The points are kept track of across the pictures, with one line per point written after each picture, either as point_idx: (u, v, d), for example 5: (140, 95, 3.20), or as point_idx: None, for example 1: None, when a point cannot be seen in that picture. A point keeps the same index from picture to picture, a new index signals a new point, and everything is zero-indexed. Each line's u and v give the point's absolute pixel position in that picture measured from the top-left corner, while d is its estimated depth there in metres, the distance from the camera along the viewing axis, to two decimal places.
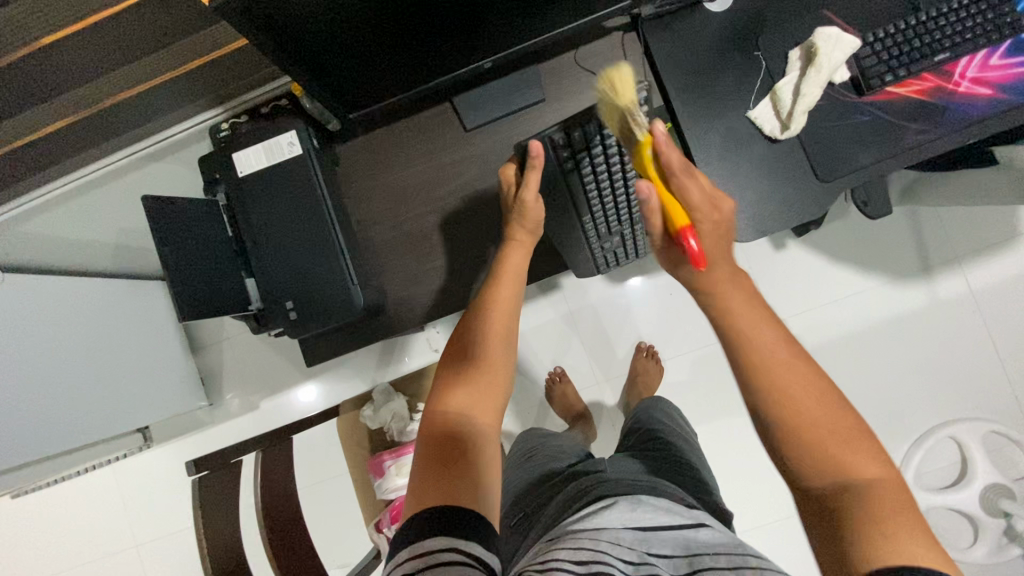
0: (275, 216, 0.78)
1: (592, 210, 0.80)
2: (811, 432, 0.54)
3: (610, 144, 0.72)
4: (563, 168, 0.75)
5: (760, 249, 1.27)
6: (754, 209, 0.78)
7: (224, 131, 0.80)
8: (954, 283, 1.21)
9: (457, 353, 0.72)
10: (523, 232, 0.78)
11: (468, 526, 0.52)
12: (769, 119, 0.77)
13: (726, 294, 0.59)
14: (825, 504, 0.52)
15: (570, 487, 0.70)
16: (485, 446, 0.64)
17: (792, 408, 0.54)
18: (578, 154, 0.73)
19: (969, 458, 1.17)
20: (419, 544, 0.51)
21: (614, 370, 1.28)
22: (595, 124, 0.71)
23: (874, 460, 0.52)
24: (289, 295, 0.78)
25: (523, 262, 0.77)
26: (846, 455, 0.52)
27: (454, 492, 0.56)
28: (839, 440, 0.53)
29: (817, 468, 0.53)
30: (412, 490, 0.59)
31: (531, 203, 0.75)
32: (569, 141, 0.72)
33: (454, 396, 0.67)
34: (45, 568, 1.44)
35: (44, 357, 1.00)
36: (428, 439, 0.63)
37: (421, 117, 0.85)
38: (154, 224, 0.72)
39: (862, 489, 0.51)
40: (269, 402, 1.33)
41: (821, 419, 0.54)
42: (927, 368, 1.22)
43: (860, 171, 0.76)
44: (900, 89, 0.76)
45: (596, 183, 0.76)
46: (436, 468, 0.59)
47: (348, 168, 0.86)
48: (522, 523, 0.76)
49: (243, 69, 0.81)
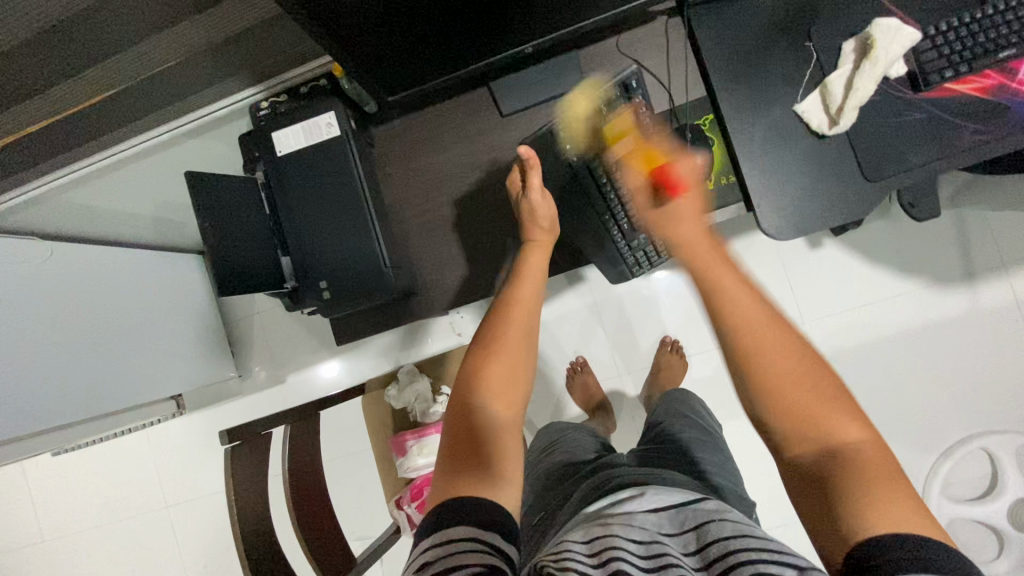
0: (310, 195, 0.79)
1: (609, 202, 0.82)
2: (789, 392, 0.54)
3: (610, 132, 0.78)
4: (568, 157, 0.82)
5: (795, 247, 1.24)
6: (797, 205, 0.76)
7: (263, 110, 0.81)
8: (997, 290, 1.16)
9: (476, 343, 0.72)
10: (540, 232, 0.79)
11: (486, 513, 0.53)
12: (817, 113, 0.74)
13: (697, 242, 0.69)
14: (815, 471, 0.50)
15: (591, 480, 0.70)
16: (508, 436, 0.65)
17: (782, 381, 0.54)
18: (584, 144, 0.81)
19: (1000, 470, 1.13)
20: (442, 531, 0.52)
21: (636, 362, 1.28)
22: (593, 111, 0.79)
23: (856, 419, 0.52)
24: (324, 274, 0.79)
25: (543, 261, 0.78)
26: (826, 413, 0.52)
27: (474, 484, 0.57)
28: (817, 403, 0.53)
29: (799, 429, 0.53)
30: (438, 483, 0.60)
31: (538, 198, 0.77)
32: (576, 133, 0.81)
33: (470, 383, 0.68)
34: (85, 522, 1.52)
35: (85, 323, 1.04)
36: (450, 435, 0.64)
37: (458, 100, 0.84)
38: (199, 201, 0.72)
39: (847, 452, 0.50)
40: (295, 375, 1.37)
41: (796, 375, 0.55)
42: (961, 376, 1.18)
43: (910, 171, 0.73)
44: (957, 86, 0.72)
45: (603, 172, 0.81)
46: (461, 463, 0.60)
47: (382, 151, 0.87)
48: (544, 521, 0.76)
49: (265, 46, 0.73)
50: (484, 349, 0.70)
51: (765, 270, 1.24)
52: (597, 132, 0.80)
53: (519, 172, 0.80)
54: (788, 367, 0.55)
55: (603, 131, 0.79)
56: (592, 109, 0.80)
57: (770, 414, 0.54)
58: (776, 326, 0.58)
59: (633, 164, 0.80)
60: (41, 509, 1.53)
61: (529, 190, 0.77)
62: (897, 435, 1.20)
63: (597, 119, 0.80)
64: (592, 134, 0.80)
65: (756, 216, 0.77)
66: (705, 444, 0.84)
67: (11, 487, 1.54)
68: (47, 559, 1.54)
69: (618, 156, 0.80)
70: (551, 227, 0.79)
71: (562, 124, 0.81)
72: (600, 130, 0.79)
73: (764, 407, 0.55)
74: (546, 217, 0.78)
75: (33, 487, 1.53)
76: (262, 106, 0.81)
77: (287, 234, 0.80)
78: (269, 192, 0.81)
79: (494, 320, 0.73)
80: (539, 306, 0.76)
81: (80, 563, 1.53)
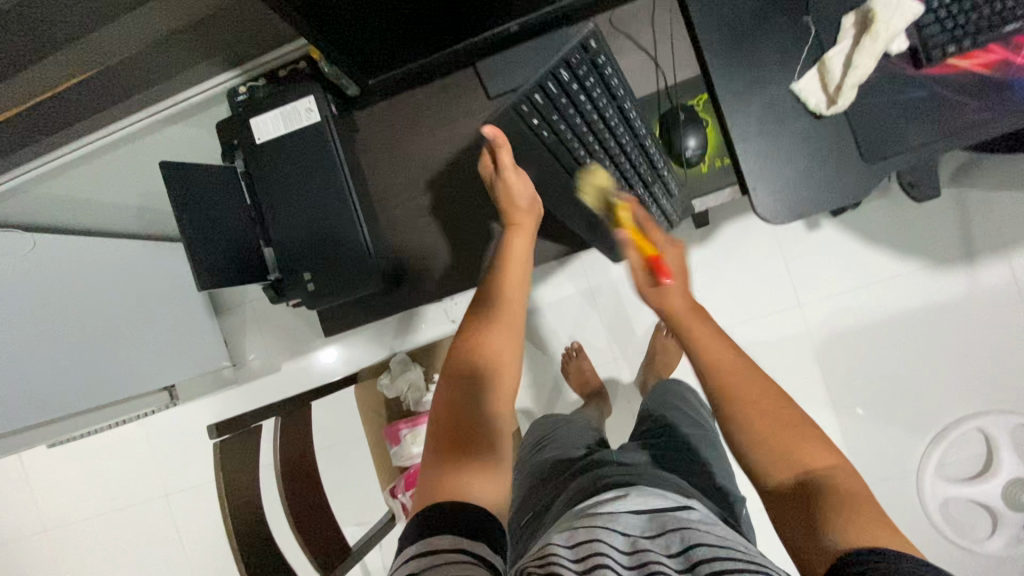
0: (292, 185, 0.76)
1: (595, 178, 0.78)
2: (761, 426, 0.60)
3: (580, 103, 0.73)
4: (542, 138, 0.75)
5: (792, 228, 1.22)
6: (792, 189, 0.74)
7: (240, 95, 0.77)
8: (997, 270, 1.14)
9: (459, 338, 0.71)
10: (521, 214, 0.77)
11: (468, 522, 0.52)
12: (815, 92, 0.71)
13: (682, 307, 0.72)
14: (795, 499, 0.55)
15: (578, 481, 0.69)
16: (496, 434, 0.64)
17: (760, 419, 0.60)
18: (553, 119, 0.73)
19: (995, 450, 1.13)
20: (424, 540, 0.50)
21: (631, 348, 1.27)
22: (554, 81, 0.71)
23: (823, 448, 0.58)
24: (308, 266, 0.78)
25: (527, 245, 0.76)
26: (797, 446, 0.58)
27: (460, 483, 0.56)
28: (790, 437, 0.59)
29: (774, 461, 0.58)
30: (422, 482, 0.59)
31: (513, 177, 0.75)
32: (539, 107, 0.72)
33: (458, 379, 0.67)
34: (84, 511, 1.53)
35: (72, 315, 1.02)
36: (435, 434, 0.63)
37: (444, 82, 0.81)
38: (174, 192, 0.71)
39: (821, 478, 0.55)
40: (291, 364, 1.36)
41: (772, 413, 0.61)
42: (959, 357, 1.17)
43: (909, 153, 0.71)
44: (962, 62, 0.70)
45: (584, 149, 0.76)
46: (445, 462, 0.59)
47: (366, 137, 0.84)
48: (533, 520, 0.75)
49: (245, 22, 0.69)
50: (472, 344, 0.70)
51: (762, 252, 1.23)
52: (567, 104, 0.72)
53: (490, 157, 0.78)
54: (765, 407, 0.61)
55: (571, 103, 0.73)
56: (550, 78, 0.71)
57: (751, 448, 0.59)
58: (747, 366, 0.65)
59: (612, 134, 0.76)
60: (39, 499, 1.54)
61: (502, 171, 0.75)
62: (892, 416, 1.20)
63: (559, 89, 0.72)
64: (559, 107, 0.73)
65: (752, 201, 0.75)
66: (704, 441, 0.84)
67: (9, 478, 1.54)
68: (50, 548, 1.55)
69: (594, 128, 0.75)
70: (534, 212, 0.79)
71: (523, 103, 0.72)
72: (568, 102, 0.73)
73: (743, 439, 0.60)
74: (523, 196, 0.77)
75: (32, 478, 1.53)
76: (240, 91, 0.76)
77: (269, 225, 0.78)
78: (249, 182, 0.78)
79: (482, 316, 0.72)
80: (523, 295, 0.75)
81: (82, 551, 1.54)
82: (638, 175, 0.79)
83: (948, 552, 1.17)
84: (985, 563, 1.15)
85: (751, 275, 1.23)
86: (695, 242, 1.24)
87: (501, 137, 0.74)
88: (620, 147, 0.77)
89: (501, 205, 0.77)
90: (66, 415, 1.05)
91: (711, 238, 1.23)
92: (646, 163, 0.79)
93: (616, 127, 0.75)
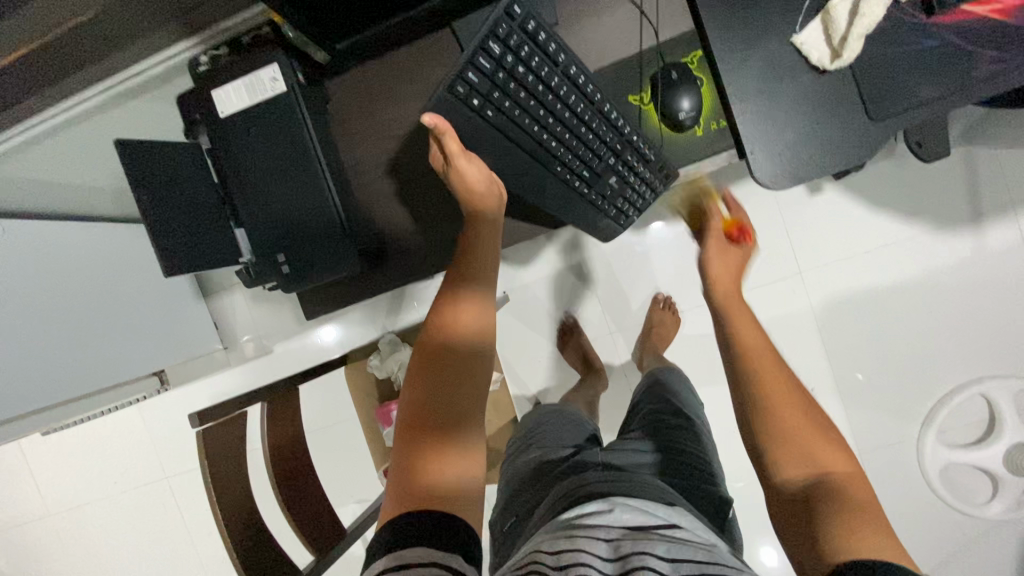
0: (257, 164, 0.72)
1: (559, 155, 0.72)
2: (785, 417, 0.59)
3: (522, 76, 0.66)
4: (488, 121, 0.67)
5: (793, 193, 1.17)
6: (791, 153, 0.69)
7: (202, 66, 0.71)
8: (1005, 231, 1.10)
9: (425, 335, 0.65)
10: (483, 202, 0.71)
11: (446, 534, 0.51)
12: (818, 45, 0.66)
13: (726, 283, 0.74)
14: (806, 497, 0.55)
15: (560, 486, 0.69)
16: (468, 438, 0.59)
17: (787, 416, 0.59)
18: (496, 98, 0.66)
19: (997, 416, 1.11)
20: (398, 553, 0.48)
21: (627, 321, 1.24)
22: (485, 57, 0.63)
23: (837, 451, 0.58)
24: (279, 248, 0.74)
25: (492, 232, 0.71)
26: (815, 445, 0.58)
27: (438, 494, 0.54)
28: (811, 435, 0.58)
29: (791, 457, 0.57)
30: (392, 493, 0.56)
31: (464, 165, 0.68)
32: (476, 87, 0.64)
33: (425, 374, 0.61)
34: (87, 495, 1.54)
35: (52, 304, 0.98)
36: (403, 442, 0.59)
37: (420, 44, 0.76)
38: (132, 172, 0.67)
39: (832, 482, 0.55)
40: (282, 345, 1.33)
41: (801, 407, 0.60)
42: (962, 323, 1.14)
43: (918, 110, 0.66)
44: (975, 8, 0.64)
45: (543, 127, 0.70)
46: (414, 474, 0.56)
47: (339, 107, 0.79)
48: (516, 526, 0.75)
49: None
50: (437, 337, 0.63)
51: (761, 220, 1.18)
52: (508, 80, 0.66)
53: (438, 147, 0.70)
54: (795, 406, 0.60)
55: (510, 77, 0.66)
56: (480, 54, 0.63)
57: (768, 439, 0.59)
58: (772, 355, 0.65)
59: (566, 105, 0.70)
60: (42, 485, 1.54)
61: (452, 160, 0.68)
62: (894, 384, 1.18)
63: (494, 65, 0.64)
64: (503, 86, 0.66)
65: (749, 166, 0.71)
66: (696, 437, 0.82)
67: (9, 466, 1.54)
68: (56, 532, 1.57)
69: (545, 101, 0.68)
70: (493, 194, 0.72)
71: (458, 85, 0.64)
72: (508, 77, 0.66)
73: (764, 431, 0.60)
74: (479, 180, 0.70)
75: (32, 465, 1.53)
76: (200, 61, 0.70)
77: (237, 205, 0.74)
78: (214, 158, 0.74)
79: (445, 304, 0.66)
80: (492, 285, 0.70)
81: (89, 533, 1.56)
82: (606, 144, 0.74)
83: (945, 514, 1.17)
84: (983, 526, 1.15)
85: (750, 243, 1.19)
86: None
87: (445, 127, 0.64)
88: (578, 117, 0.71)
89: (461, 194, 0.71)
90: (55, 404, 1.02)
91: None
92: (608, 129, 0.73)
93: (569, 99, 0.69)
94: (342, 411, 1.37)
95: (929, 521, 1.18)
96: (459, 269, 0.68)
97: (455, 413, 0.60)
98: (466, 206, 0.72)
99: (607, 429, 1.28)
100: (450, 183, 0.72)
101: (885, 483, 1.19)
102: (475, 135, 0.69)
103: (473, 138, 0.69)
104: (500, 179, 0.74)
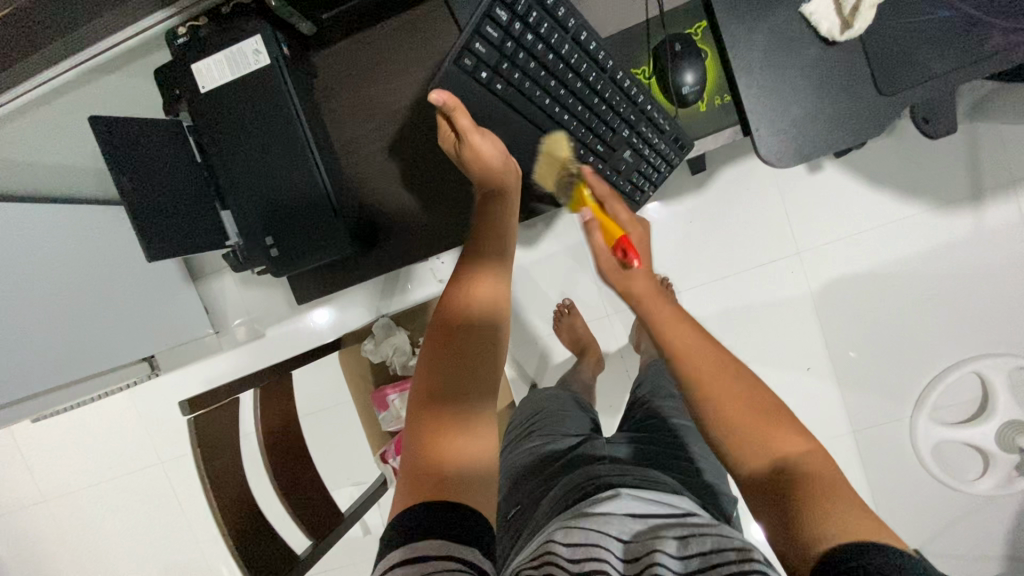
0: (248, 143, 0.69)
1: (570, 129, 0.70)
2: (730, 411, 0.57)
3: (529, 44, 0.64)
4: (495, 92, 0.66)
5: (792, 171, 1.15)
6: (799, 128, 0.67)
7: (182, 38, 0.65)
8: (1004, 210, 1.09)
9: (438, 323, 0.62)
10: (490, 178, 0.68)
11: (464, 527, 0.49)
12: (828, 14, 0.63)
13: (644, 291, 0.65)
14: (771, 488, 0.53)
15: (569, 478, 0.68)
16: (483, 427, 0.58)
17: (731, 410, 0.56)
18: (504, 70, 0.65)
19: (989, 395, 1.12)
20: (413, 547, 0.47)
21: (624, 303, 1.22)
22: (491, 25, 0.62)
23: (793, 433, 0.55)
24: (269, 230, 0.71)
25: (508, 216, 0.69)
26: (771, 433, 0.55)
27: (451, 484, 0.52)
28: (760, 424, 0.56)
29: (748, 451, 0.55)
30: (404, 481, 0.54)
31: (478, 139, 0.65)
32: (483, 58, 0.64)
33: (437, 360, 0.59)
34: (79, 480, 1.53)
35: (33, 291, 0.95)
36: (417, 429, 0.57)
37: (412, 11, 0.72)
38: (107, 150, 0.64)
39: (797, 468, 0.53)
40: (272, 331, 1.25)
41: (752, 397, 0.57)
42: (957, 303, 1.14)
43: (927, 84, 0.64)
44: None
45: (552, 98, 0.68)
46: (428, 463, 0.54)
47: (329, 81, 0.76)
48: (522, 515, 0.74)
49: None
50: (447, 321, 0.61)
51: (760, 198, 1.16)
52: (515, 49, 0.64)
53: (446, 121, 0.68)
54: (744, 402, 0.57)
55: (518, 47, 0.64)
56: (487, 24, 0.62)
57: (722, 436, 0.56)
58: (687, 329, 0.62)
59: (576, 74, 0.67)
60: (32, 470, 1.53)
61: (464, 136, 0.65)
62: (887, 363, 1.18)
63: (502, 34, 0.63)
64: (509, 55, 0.64)
65: (755, 144, 0.68)
66: (696, 429, 0.82)
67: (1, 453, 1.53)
68: (52, 518, 1.56)
69: (553, 72, 0.66)
70: (510, 170, 0.69)
71: (465, 58, 0.63)
72: (515, 47, 0.64)
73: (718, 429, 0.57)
74: (493, 156, 0.66)
75: (24, 452, 1.51)
76: (178, 32, 0.65)
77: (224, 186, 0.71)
78: (195, 135, 0.72)
79: (457, 290, 0.64)
80: (506, 274, 0.68)
81: (82, 517, 1.55)
82: (620, 116, 0.71)
83: (934, 489, 1.18)
84: (971, 501, 1.16)
85: (749, 222, 1.18)
86: (692, 190, 1.17)
87: (453, 101, 0.63)
88: (590, 87, 0.69)
89: (475, 173, 0.68)
90: (42, 392, 1.00)
91: (707, 185, 1.16)
92: (621, 98, 0.70)
93: (578, 70, 0.67)
94: (337, 394, 1.36)
95: (918, 495, 1.19)
96: (474, 259, 0.66)
97: (471, 403, 0.58)
98: (480, 183, 0.69)
99: (602, 410, 1.28)
100: (462, 160, 0.69)
101: (877, 461, 1.21)
102: (482, 109, 0.67)
103: (483, 113, 0.67)
104: (513, 155, 0.71)
